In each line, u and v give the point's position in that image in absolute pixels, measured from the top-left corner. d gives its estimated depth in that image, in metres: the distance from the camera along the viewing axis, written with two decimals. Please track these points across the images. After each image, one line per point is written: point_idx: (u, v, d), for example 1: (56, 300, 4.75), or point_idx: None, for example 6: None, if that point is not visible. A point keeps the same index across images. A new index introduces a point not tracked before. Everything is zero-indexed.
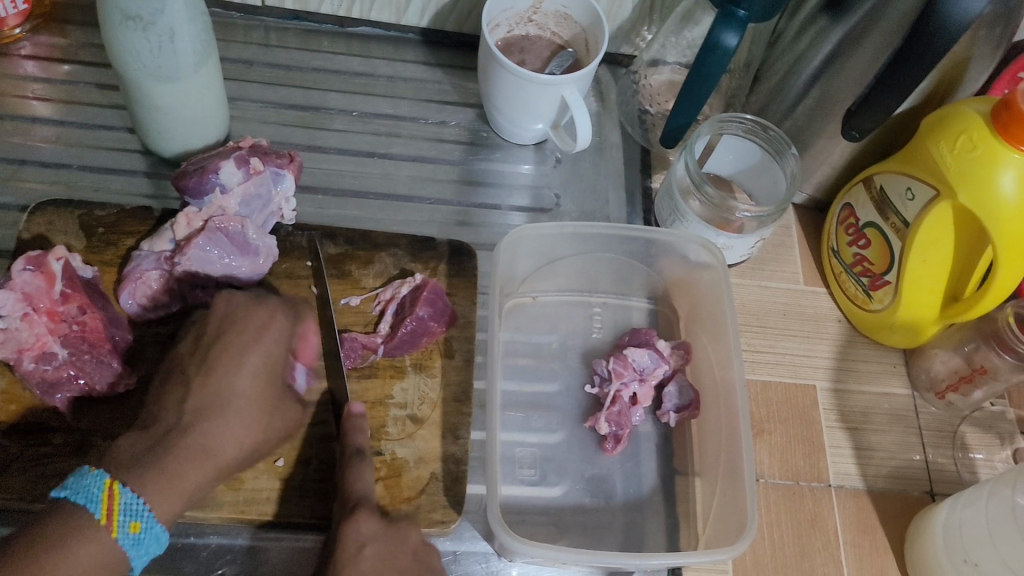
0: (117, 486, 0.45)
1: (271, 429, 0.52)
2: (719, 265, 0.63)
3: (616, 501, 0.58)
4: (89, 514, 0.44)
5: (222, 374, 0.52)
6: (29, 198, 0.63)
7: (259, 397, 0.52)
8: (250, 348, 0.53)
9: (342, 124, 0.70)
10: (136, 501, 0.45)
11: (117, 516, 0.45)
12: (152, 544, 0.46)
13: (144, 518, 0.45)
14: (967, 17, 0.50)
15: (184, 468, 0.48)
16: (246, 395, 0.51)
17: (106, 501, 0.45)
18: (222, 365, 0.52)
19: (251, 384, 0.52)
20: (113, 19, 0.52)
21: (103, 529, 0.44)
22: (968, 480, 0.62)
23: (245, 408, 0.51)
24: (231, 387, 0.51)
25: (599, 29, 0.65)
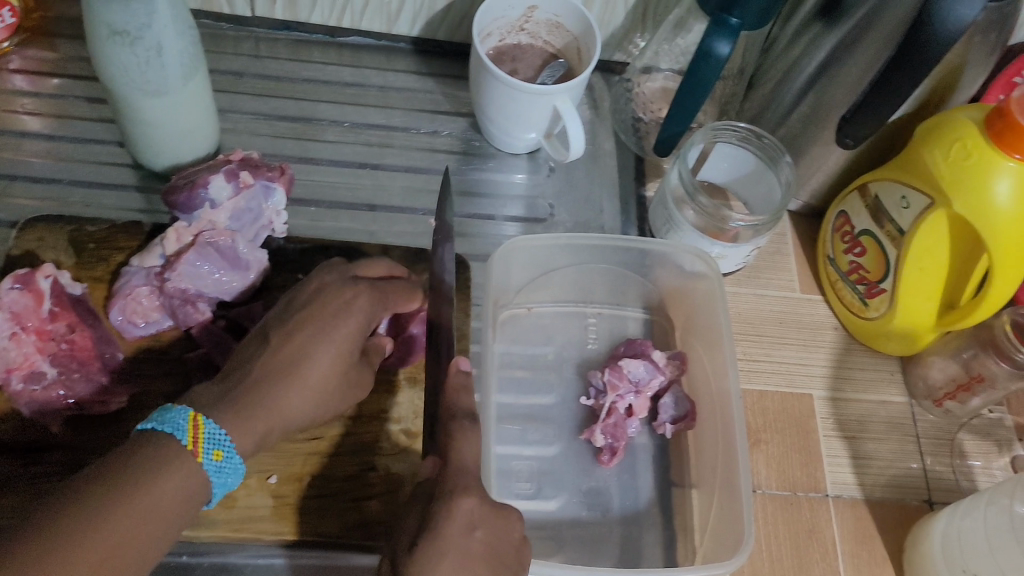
0: (202, 417, 0.45)
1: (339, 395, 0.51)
2: (713, 274, 0.63)
3: (612, 514, 0.58)
4: (175, 441, 0.44)
5: (307, 335, 0.50)
6: (19, 214, 0.62)
7: (342, 364, 0.51)
8: (339, 313, 0.51)
9: (334, 135, 0.70)
10: (219, 431, 0.45)
11: (202, 442, 0.44)
12: (231, 475, 0.45)
13: (227, 445, 0.45)
14: (960, 25, 0.50)
15: (257, 421, 0.47)
16: (330, 361, 0.50)
17: (191, 431, 0.44)
18: (307, 325, 0.50)
19: (338, 348, 0.51)
20: (100, 34, 0.52)
21: (189, 455, 0.44)
22: (967, 488, 0.62)
23: (324, 368, 0.50)
24: (317, 348, 0.50)
25: (591, 37, 0.64)
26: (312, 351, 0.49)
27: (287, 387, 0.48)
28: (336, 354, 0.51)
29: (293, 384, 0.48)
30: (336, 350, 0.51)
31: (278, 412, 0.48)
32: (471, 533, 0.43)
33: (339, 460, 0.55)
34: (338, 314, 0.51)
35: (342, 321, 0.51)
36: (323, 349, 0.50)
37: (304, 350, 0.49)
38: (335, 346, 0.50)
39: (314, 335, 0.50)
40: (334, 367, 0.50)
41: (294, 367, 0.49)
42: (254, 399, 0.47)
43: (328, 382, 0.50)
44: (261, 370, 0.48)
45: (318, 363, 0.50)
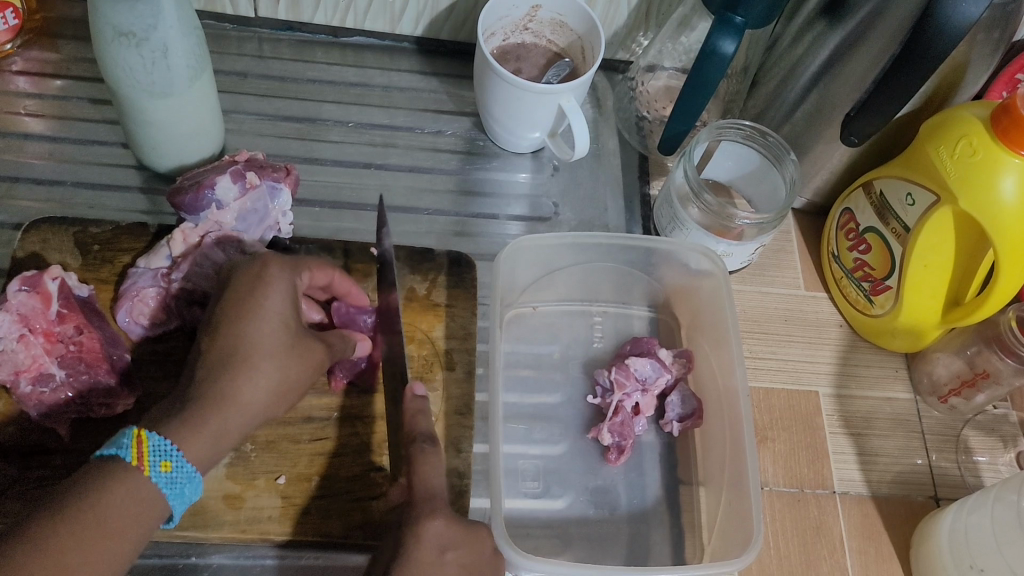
0: (144, 432, 0.44)
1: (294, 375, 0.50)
2: (720, 272, 0.63)
3: (620, 512, 0.58)
4: (120, 462, 0.44)
5: (237, 325, 0.49)
6: (24, 216, 0.62)
7: (284, 344, 0.50)
8: (267, 296, 0.50)
9: (338, 135, 0.70)
10: (164, 442, 0.44)
11: (146, 455, 0.44)
12: (186, 484, 0.45)
13: (174, 457, 0.44)
14: (965, 23, 0.50)
15: (212, 421, 0.46)
16: (269, 338, 0.49)
17: (135, 447, 0.44)
18: (232, 313, 0.49)
19: (273, 331, 0.49)
20: (105, 36, 0.52)
21: (134, 473, 0.43)
22: (972, 484, 0.62)
23: (261, 351, 0.49)
24: (251, 334, 0.49)
25: (595, 37, 0.64)
26: (245, 339, 0.48)
27: (234, 381, 0.47)
28: (278, 338, 0.49)
29: (239, 376, 0.47)
30: (273, 333, 0.49)
31: (226, 404, 0.47)
32: (443, 555, 0.45)
33: (346, 460, 0.55)
34: (264, 297, 0.50)
35: (273, 303, 0.50)
36: (259, 333, 0.49)
37: (237, 340, 0.48)
38: (269, 330, 0.49)
39: (247, 324, 0.49)
40: (275, 349, 0.49)
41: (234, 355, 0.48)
42: (204, 400, 0.46)
43: (277, 365, 0.49)
44: (205, 371, 0.48)
45: (257, 350, 0.48)
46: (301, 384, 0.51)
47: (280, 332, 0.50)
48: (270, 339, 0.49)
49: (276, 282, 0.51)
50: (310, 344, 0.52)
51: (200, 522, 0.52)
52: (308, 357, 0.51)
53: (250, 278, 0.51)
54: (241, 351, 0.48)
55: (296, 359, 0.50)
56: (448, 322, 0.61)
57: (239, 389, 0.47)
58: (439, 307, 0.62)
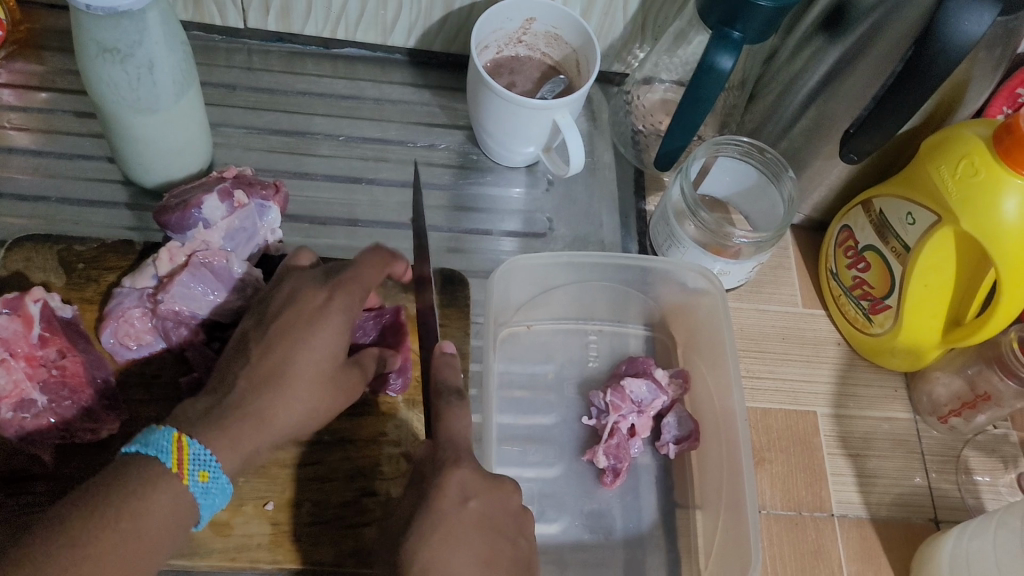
0: (185, 438, 0.44)
1: (330, 403, 0.50)
2: (717, 292, 0.62)
3: (616, 536, 0.57)
4: (159, 465, 0.44)
5: (290, 342, 0.49)
6: (7, 233, 0.61)
7: (328, 371, 0.50)
8: (326, 319, 0.50)
9: (329, 149, 0.69)
10: (205, 452, 0.44)
11: (187, 463, 0.44)
12: (219, 495, 0.45)
13: (215, 466, 0.45)
14: (968, 41, 0.49)
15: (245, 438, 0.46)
16: (316, 365, 0.49)
17: (176, 453, 0.44)
18: (287, 332, 0.50)
19: (322, 355, 0.50)
20: (89, 52, 0.51)
21: (173, 479, 0.43)
22: (973, 506, 0.61)
23: (305, 372, 0.49)
24: (299, 355, 0.49)
25: (590, 50, 0.63)
26: (293, 358, 0.49)
27: (275, 401, 0.48)
28: (324, 361, 0.50)
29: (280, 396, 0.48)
30: (322, 359, 0.50)
31: (262, 422, 0.47)
32: (465, 503, 0.46)
33: (337, 485, 0.54)
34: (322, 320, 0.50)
35: (329, 328, 0.50)
36: (309, 355, 0.49)
37: (287, 358, 0.49)
38: (319, 355, 0.49)
39: (298, 345, 0.49)
40: (320, 374, 0.49)
41: (279, 373, 0.48)
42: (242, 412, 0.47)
43: (314, 393, 0.49)
44: (247, 383, 0.48)
45: (303, 370, 0.49)
46: (333, 414, 0.51)
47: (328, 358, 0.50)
48: (315, 363, 0.49)
49: (334, 305, 0.50)
50: (354, 370, 0.52)
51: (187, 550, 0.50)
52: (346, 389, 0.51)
53: (312, 300, 0.51)
54: (286, 371, 0.48)
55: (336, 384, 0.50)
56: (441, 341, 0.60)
57: (279, 407, 0.48)
58: None
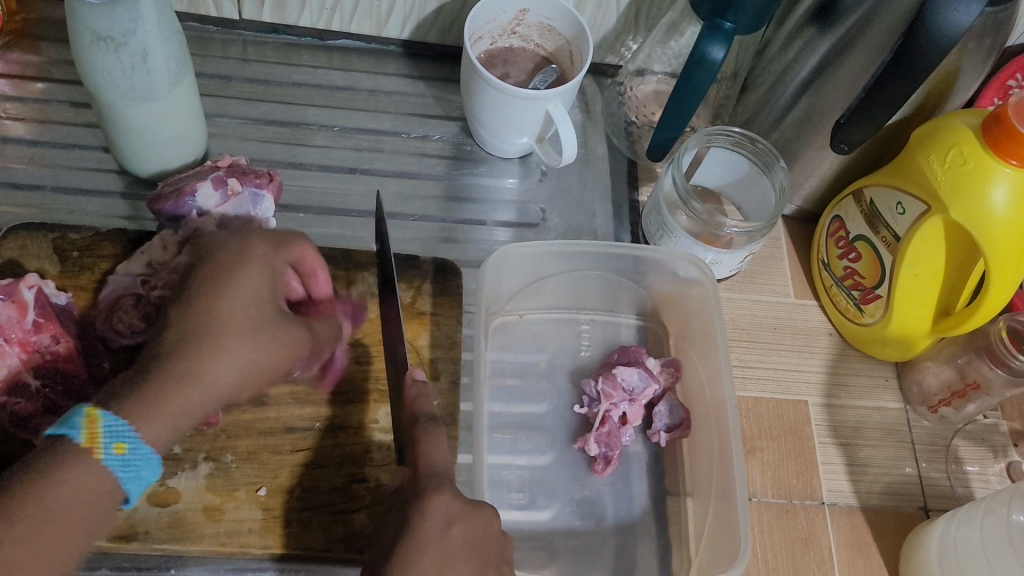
0: (98, 411, 0.40)
1: (261, 359, 0.46)
2: (708, 281, 0.63)
3: (606, 523, 0.57)
4: (71, 443, 0.39)
5: (208, 297, 0.45)
6: (3, 221, 0.61)
7: (253, 318, 0.46)
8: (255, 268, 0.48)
9: (324, 139, 0.69)
10: (119, 422, 0.40)
11: (99, 436, 0.40)
12: (142, 466, 0.41)
13: (130, 439, 0.40)
14: (956, 31, 0.49)
15: (197, 395, 0.43)
16: (241, 315, 0.45)
17: (88, 427, 0.40)
18: (204, 288, 0.46)
19: (246, 305, 0.46)
20: (83, 40, 0.51)
21: (86, 455, 0.39)
22: (962, 495, 0.61)
23: (225, 325, 0.45)
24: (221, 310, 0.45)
25: (583, 41, 0.63)
26: (215, 315, 0.45)
27: (195, 366, 0.43)
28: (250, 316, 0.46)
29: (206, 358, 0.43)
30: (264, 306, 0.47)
31: (189, 380, 0.42)
32: (447, 530, 0.45)
33: (329, 471, 0.54)
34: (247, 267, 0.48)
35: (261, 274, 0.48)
36: (235, 307, 0.46)
37: (207, 313, 0.45)
38: (249, 307, 0.46)
39: (223, 303, 0.45)
40: (239, 331, 0.45)
41: (203, 330, 0.44)
42: (170, 385, 0.42)
43: (246, 343, 0.45)
44: (172, 349, 0.43)
45: (224, 325, 0.45)
46: (269, 370, 0.47)
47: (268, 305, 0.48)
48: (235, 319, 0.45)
49: (261, 254, 0.49)
50: (282, 325, 0.48)
51: (179, 534, 0.51)
52: (285, 338, 0.47)
53: (227, 253, 0.48)
54: (209, 329, 0.44)
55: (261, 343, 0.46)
56: (433, 330, 0.61)
57: (207, 369, 0.43)
58: (425, 315, 0.61)
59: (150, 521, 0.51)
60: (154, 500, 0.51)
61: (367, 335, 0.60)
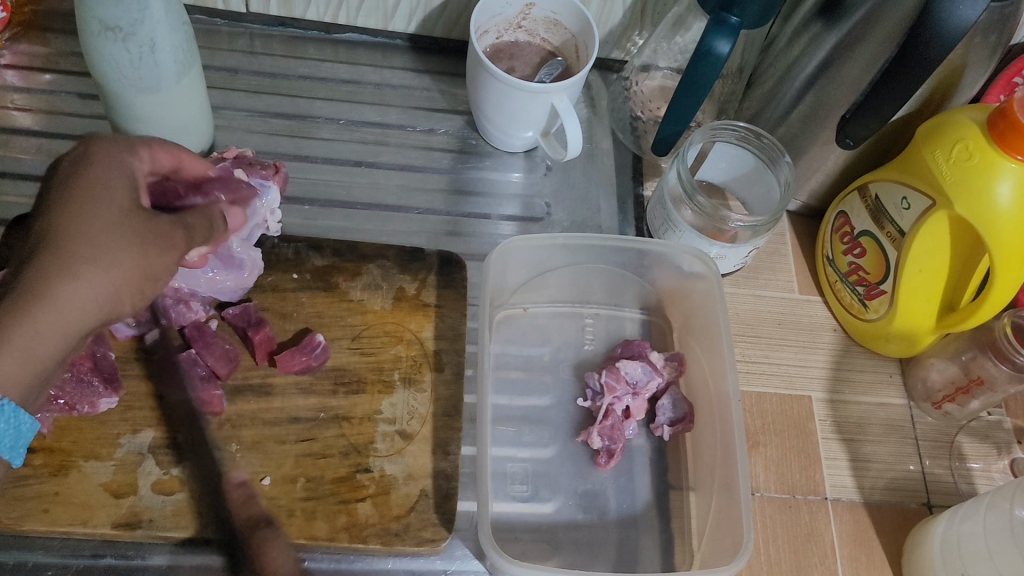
0: None
1: (130, 271, 0.46)
2: (712, 275, 0.63)
3: (609, 517, 0.57)
4: None
5: (72, 213, 0.45)
6: (10, 212, 0.62)
7: (120, 231, 0.46)
8: (103, 180, 0.47)
9: (329, 132, 0.69)
10: None
11: None
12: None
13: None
14: (962, 26, 0.49)
15: (52, 320, 0.44)
16: (106, 228, 0.45)
17: None
18: (71, 201, 0.45)
19: (110, 219, 0.46)
20: (92, 30, 0.51)
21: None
22: (966, 491, 0.61)
23: (91, 243, 0.45)
24: (78, 229, 0.45)
25: (589, 35, 0.64)
26: (71, 232, 0.44)
27: (70, 309, 0.44)
28: (112, 230, 0.46)
29: (65, 281, 0.44)
30: (121, 212, 0.47)
31: (55, 301, 0.43)
32: None
33: (331, 461, 0.54)
34: (98, 179, 0.47)
35: (115, 184, 0.47)
36: (92, 219, 0.45)
37: (69, 230, 0.44)
38: (102, 223, 0.45)
39: (83, 223, 0.45)
40: (97, 249, 0.45)
41: (66, 250, 0.44)
42: (22, 315, 0.43)
43: (113, 263, 0.45)
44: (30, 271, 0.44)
45: (88, 243, 0.45)
46: (138, 278, 0.47)
47: (126, 207, 0.47)
48: (96, 233, 0.45)
49: (110, 161, 0.48)
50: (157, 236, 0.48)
51: (182, 523, 0.51)
52: (155, 247, 0.47)
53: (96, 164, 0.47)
54: (71, 253, 0.44)
55: (138, 255, 0.46)
56: (437, 322, 0.61)
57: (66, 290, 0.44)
58: (429, 308, 0.61)
59: (155, 508, 0.51)
60: (158, 488, 0.52)
61: (372, 326, 0.60)
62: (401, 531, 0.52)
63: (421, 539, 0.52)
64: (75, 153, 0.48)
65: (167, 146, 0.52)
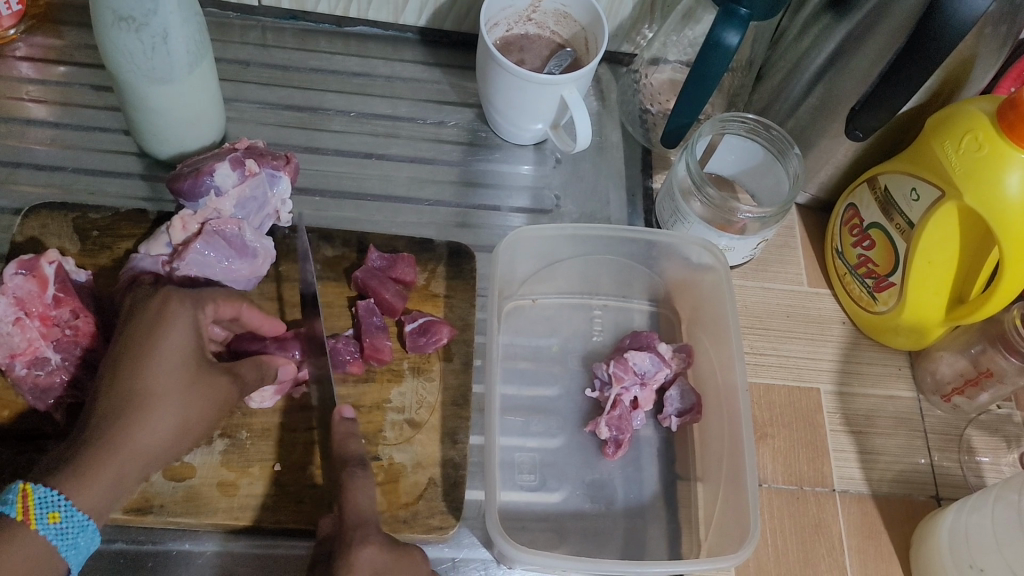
0: (31, 485, 0.43)
1: (199, 410, 0.49)
2: (721, 267, 0.63)
3: (616, 507, 0.57)
4: (6, 518, 0.42)
5: (135, 366, 0.47)
6: (24, 201, 0.62)
7: (182, 379, 0.48)
8: (173, 326, 0.49)
9: (340, 125, 0.70)
10: (51, 493, 0.43)
11: (33, 508, 0.42)
12: (79, 533, 0.43)
13: (63, 507, 0.43)
14: (972, 16, 0.49)
15: (118, 460, 0.45)
16: (168, 379, 0.48)
17: (21, 502, 0.42)
18: (134, 356, 0.48)
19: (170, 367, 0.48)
20: (106, 20, 0.52)
21: (21, 528, 0.42)
22: (974, 484, 0.61)
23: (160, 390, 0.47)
24: (147, 380, 0.47)
25: (599, 27, 0.64)
26: (139, 379, 0.47)
27: (131, 452, 0.46)
28: (174, 377, 0.48)
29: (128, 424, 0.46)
30: (178, 362, 0.49)
31: (120, 448, 0.45)
32: None
33: None
34: (169, 329, 0.49)
35: (179, 335, 0.49)
36: (158, 369, 0.48)
37: (134, 382, 0.47)
38: (169, 371, 0.48)
39: (145, 373, 0.47)
40: (170, 394, 0.47)
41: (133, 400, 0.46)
42: (90, 455, 0.45)
43: (174, 408, 0.47)
44: (99, 418, 0.46)
45: (153, 389, 0.47)
46: (207, 419, 0.49)
47: (183, 358, 0.49)
48: (157, 378, 0.47)
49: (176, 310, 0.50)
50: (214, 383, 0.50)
51: (192, 509, 0.51)
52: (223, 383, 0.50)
53: (153, 320, 0.49)
54: (133, 398, 0.46)
55: (201, 394, 0.49)
56: (447, 312, 0.61)
57: (132, 435, 0.46)
58: (439, 298, 0.62)
59: (166, 494, 0.51)
60: (170, 474, 0.52)
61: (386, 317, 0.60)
62: (411, 518, 0.53)
63: (429, 526, 0.53)
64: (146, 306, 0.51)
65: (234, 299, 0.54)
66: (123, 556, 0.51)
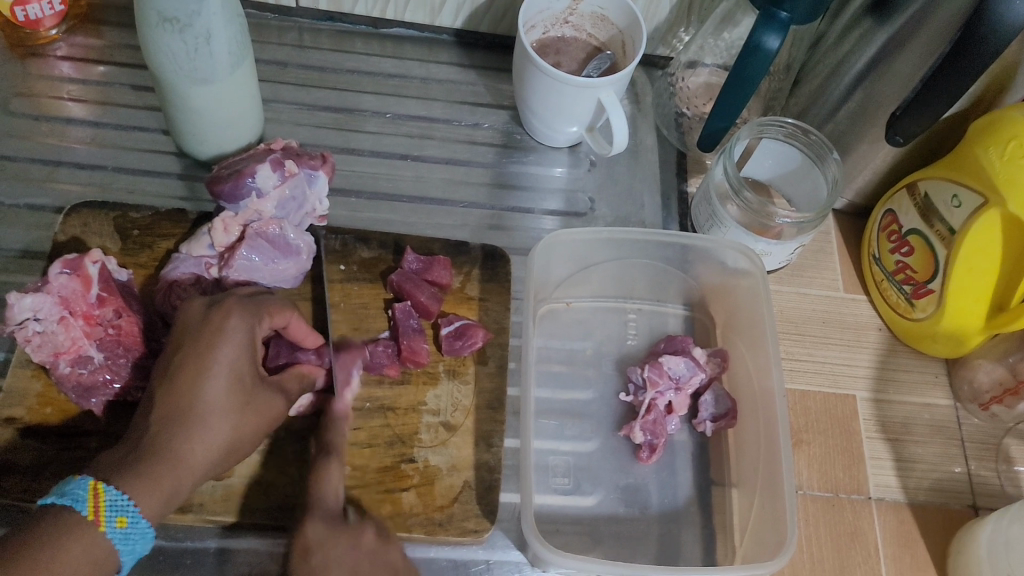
0: (102, 485, 0.43)
1: (251, 427, 0.49)
2: (758, 271, 0.63)
3: (651, 511, 0.57)
4: (75, 514, 0.43)
5: (192, 377, 0.48)
6: (65, 200, 0.63)
7: (237, 396, 0.49)
8: (230, 334, 0.50)
9: (375, 126, 0.70)
10: (122, 497, 0.43)
11: (103, 510, 0.43)
12: (139, 540, 0.44)
13: (131, 512, 0.43)
14: (1019, 22, 0.49)
15: (172, 471, 0.46)
16: (223, 394, 0.48)
17: (92, 500, 0.43)
18: (190, 365, 0.48)
19: (227, 384, 0.48)
20: (150, 21, 0.52)
21: (89, 526, 0.42)
22: (1012, 494, 0.60)
23: (215, 405, 0.48)
24: (202, 394, 0.47)
25: (637, 30, 0.64)
26: (194, 392, 0.47)
27: (186, 464, 0.46)
28: (228, 393, 0.48)
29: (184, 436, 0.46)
30: (234, 376, 0.49)
31: (176, 461, 0.46)
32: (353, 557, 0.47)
33: (377, 450, 0.55)
34: (226, 341, 0.49)
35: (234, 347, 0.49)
36: (213, 383, 0.48)
37: (191, 394, 0.47)
38: (227, 382, 0.48)
39: (200, 385, 0.48)
40: (228, 406, 0.48)
41: (190, 414, 0.47)
42: (146, 464, 0.45)
43: (228, 425, 0.48)
44: (155, 428, 0.46)
45: (209, 403, 0.47)
46: (257, 437, 0.50)
47: (238, 372, 0.49)
48: (214, 393, 0.48)
49: (233, 319, 0.50)
50: (265, 395, 0.51)
51: (231, 507, 0.52)
52: (274, 404, 0.51)
53: (209, 330, 0.50)
54: (189, 412, 0.47)
55: (254, 411, 0.49)
56: (481, 315, 0.61)
57: (187, 449, 0.46)
58: (473, 301, 0.62)
59: (205, 493, 0.52)
60: None
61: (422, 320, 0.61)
62: (446, 521, 0.53)
63: (465, 529, 0.53)
64: (204, 311, 0.51)
65: (285, 311, 0.53)
66: (161, 554, 0.52)
